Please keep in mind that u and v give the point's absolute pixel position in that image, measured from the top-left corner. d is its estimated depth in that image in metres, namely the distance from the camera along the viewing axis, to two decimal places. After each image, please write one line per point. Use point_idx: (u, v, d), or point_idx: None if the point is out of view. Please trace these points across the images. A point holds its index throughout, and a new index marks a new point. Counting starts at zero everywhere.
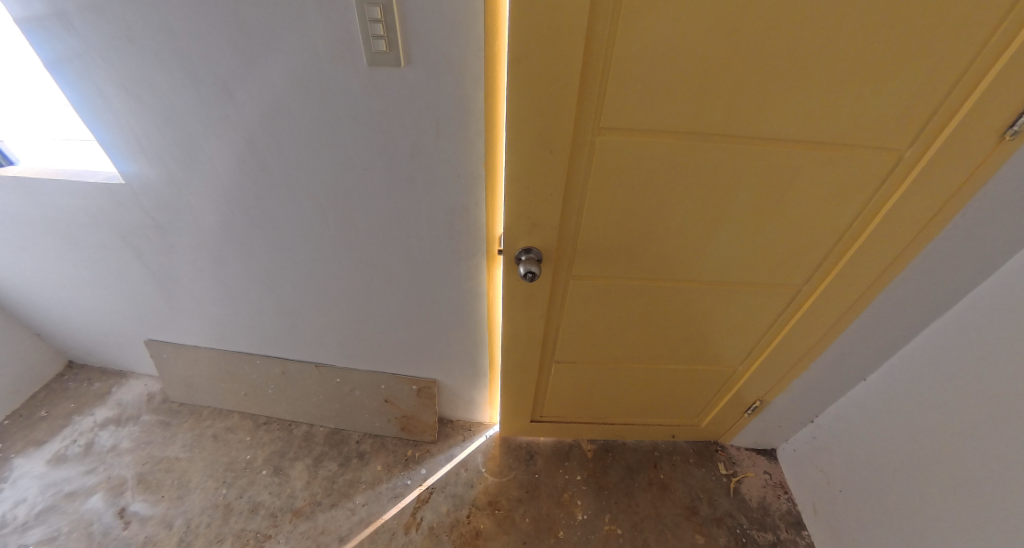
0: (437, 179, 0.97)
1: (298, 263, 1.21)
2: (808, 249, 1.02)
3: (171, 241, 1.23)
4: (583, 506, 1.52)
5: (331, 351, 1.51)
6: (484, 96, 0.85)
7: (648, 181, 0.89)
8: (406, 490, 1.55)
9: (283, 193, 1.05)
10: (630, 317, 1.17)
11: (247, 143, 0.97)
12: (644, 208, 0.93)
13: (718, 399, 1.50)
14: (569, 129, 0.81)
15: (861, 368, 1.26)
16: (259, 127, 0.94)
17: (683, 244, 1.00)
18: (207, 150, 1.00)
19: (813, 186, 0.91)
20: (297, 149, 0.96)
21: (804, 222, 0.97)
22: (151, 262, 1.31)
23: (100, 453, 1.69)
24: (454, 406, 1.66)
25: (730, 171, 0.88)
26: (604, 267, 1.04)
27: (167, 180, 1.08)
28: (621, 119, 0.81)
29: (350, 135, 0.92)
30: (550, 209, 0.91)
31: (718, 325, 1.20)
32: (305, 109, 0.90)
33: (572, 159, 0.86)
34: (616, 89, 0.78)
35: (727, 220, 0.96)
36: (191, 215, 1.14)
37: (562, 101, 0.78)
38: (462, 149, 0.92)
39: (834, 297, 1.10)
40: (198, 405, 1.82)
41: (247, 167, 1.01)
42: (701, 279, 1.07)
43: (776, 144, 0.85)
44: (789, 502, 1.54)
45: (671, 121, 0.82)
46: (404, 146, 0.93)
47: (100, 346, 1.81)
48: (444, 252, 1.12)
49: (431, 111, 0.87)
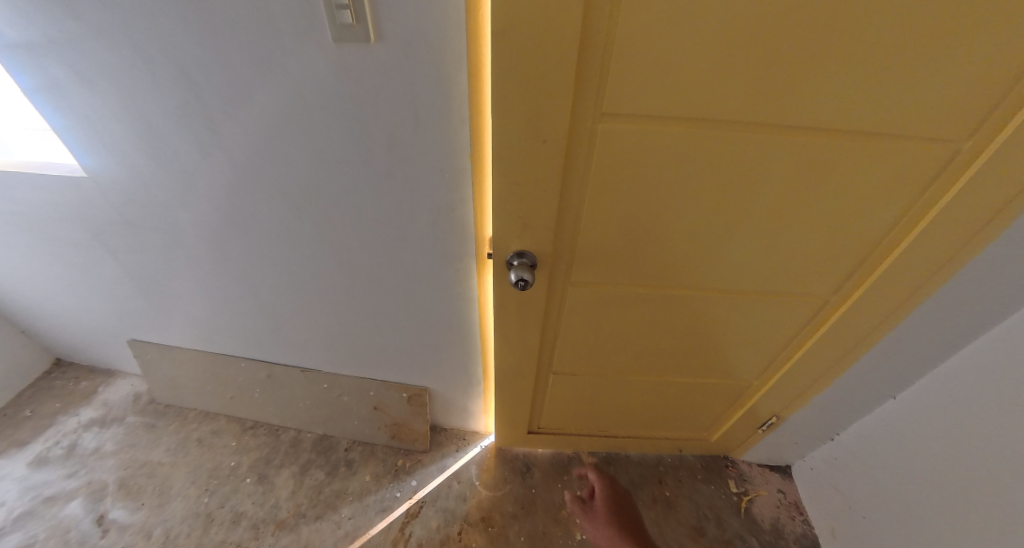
0: (418, 173, 0.88)
1: (278, 263, 1.13)
2: (839, 256, 0.91)
3: (143, 238, 1.16)
4: (582, 524, 1.43)
5: (317, 356, 1.43)
6: (467, 77, 0.75)
7: (660, 176, 0.79)
8: (394, 503, 1.47)
9: (257, 187, 0.96)
10: (635, 326, 1.07)
11: (210, 131, 0.88)
12: (654, 208, 0.83)
13: (730, 413, 1.39)
14: (565, 114, 0.71)
15: (890, 385, 1.15)
16: (219, 110, 0.84)
17: (698, 249, 0.89)
18: (170, 141, 0.91)
19: (846, 185, 0.80)
20: (265, 139, 0.87)
21: (833, 227, 0.86)
22: (126, 260, 1.24)
23: (83, 455, 1.63)
24: (448, 414, 1.58)
25: (754, 165, 0.78)
26: (607, 272, 0.94)
27: (133, 175, 1.00)
28: (627, 104, 0.71)
29: (322, 121, 0.83)
30: (542, 209, 0.81)
31: (735, 336, 1.09)
32: (271, 95, 0.81)
33: (569, 150, 0.76)
34: (620, 69, 0.67)
35: (748, 221, 0.85)
36: (162, 211, 1.07)
37: (556, 81, 0.67)
38: (445, 140, 0.83)
39: (866, 309, 0.99)
40: (184, 407, 1.76)
41: (214, 160, 0.93)
42: (716, 288, 0.97)
43: (810, 136, 0.74)
44: (804, 524, 1.44)
45: (686, 107, 0.71)
46: (381, 136, 0.83)
47: (85, 345, 1.76)
48: (429, 253, 1.03)
49: (409, 97, 0.78)
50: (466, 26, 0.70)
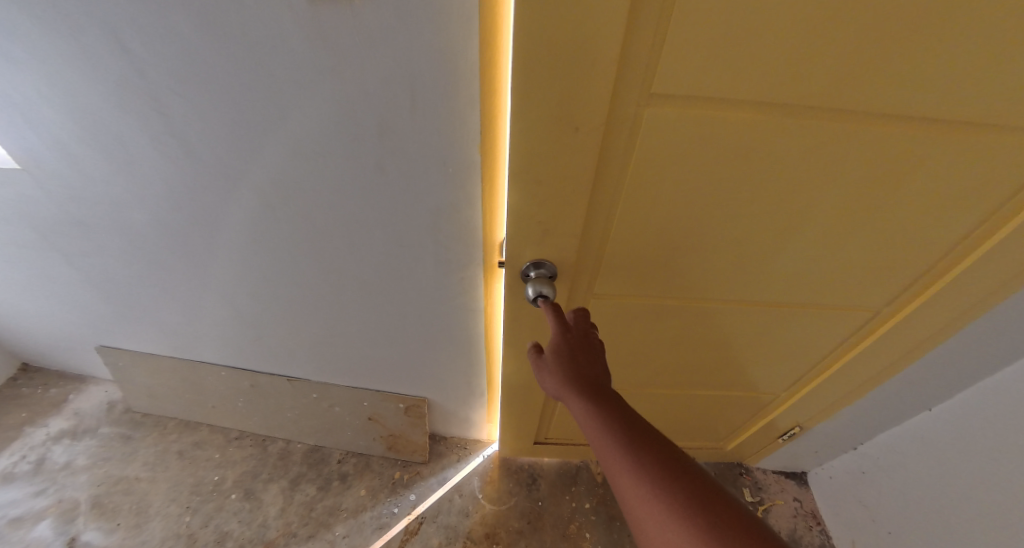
0: (416, 167, 0.76)
1: (256, 266, 1.01)
2: (900, 267, 0.79)
3: (100, 239, 1.02)
4: (593, 540, 1.34)
5: (305, 366, 1.32)
6: (480, 51, 0.62)
7: (711, 176, 0.66)
8: (392, 520, 1.36)
9: (229, 181, 0.83)
10: (661, 338, 0.95)
11: (170, 116, 0.74)
12: (699, 212, 0.70)
13: (751, 424, 1.30)
14: (603, 97, 0.57)
15: (928, 396, 1.06)
16: (179, 91, 0.70)
17: (743, 257, 0.77)
18: (116, 129, 0.77)
19: (927, 188, 0.68)
20: (238, 127, 0.74)
21: (901, 235, 0.74)
22: (82, 263, 1.11)
23: (52, 471, 1.51)
24: (448, 424, 1.47)
25: (824, 163, 0.65)
26: (635, 282, 0.82)
27: (77, 168, 0.86)
28: (681, 85, 0.56)
29: (304, 106, 0.70)
30: (565, 211, 0.69)
31: (770, 349, 0.99)
32: (233, 71, 0.67)
33: (605, 144, 0.62)
34: (678, 43, 0.53)
35: (807, 227, 0.73)
36: (120, 209, 0.93)
37: (594, 57, 0.53)
38: (449, 128, 0.70)
39: (920, 324, 0.89)
40: (163, 417, 1.63)
41: (165, 149, 0.79)
42: (758, 300, 0.86)
43: (899, 128, 0.61)
44: (822, 535, 1.36)
45: (754, 90, 0.57)
46: (370, 123, 0.70)
47: (50, 350, 1.62)
48: (430, 259, 0.92)
49: (403, 75, 0.64)
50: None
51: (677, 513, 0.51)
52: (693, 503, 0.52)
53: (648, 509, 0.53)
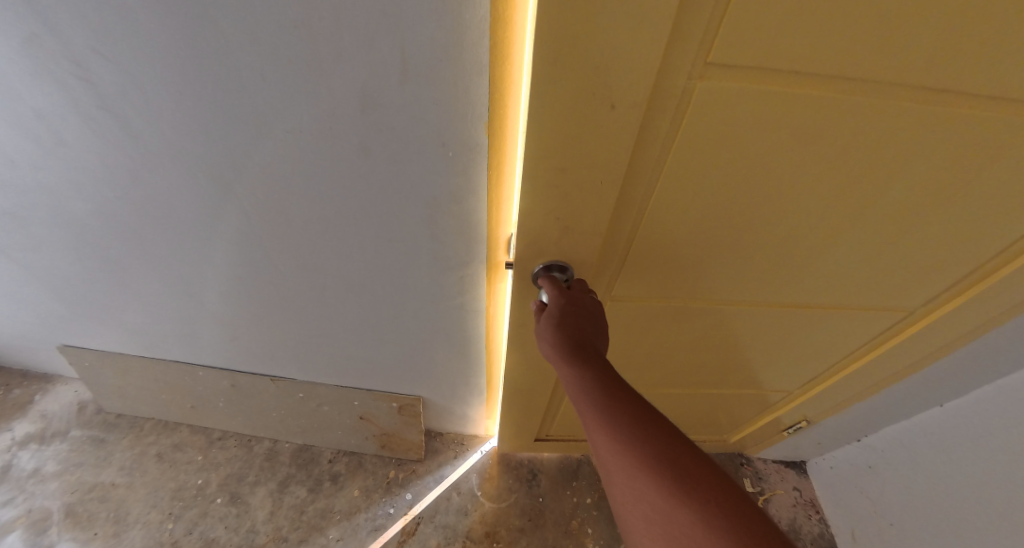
0: (407, 151, 0.67)
1: (230, 260, 0.91)
2: (945, 266, 0.73)
3: (50, 232, 0.91)
4: (594, 535, 1.30)
5: (289, 365, 1.23)
6: (490, 10, 0.52)
7: (764, 163, 0.57)
8: (388, 521, 1.31)
9: (194, 167, 0.73)
10: (681, 339, 0.89)
11: (119, 90, 0.63)
12: (743, 203, 0.62)
13: (759, 419, 1.26)
14: (649, 70, 0.47)
15: (942, 393, 1.03)
16: (122, 57, 0.58)
17: (787, 252, 0.70)
18: (47, 107, 0.66)
19: (1001, 179, 0.60)
20: (197, 101, 0.63)
21: (957, 232, 0.67)
22: (32, 257, 0.99)
23: (19, 478, 1.41)
24: (444, 420, 1.41)
25: (893, 150, 0.57)
26: (662, 281, 0.75)
27: (9, 152, 0.75)
28: (745, 56, 0.47)
29: (273, 77, 0.59)
30: (588, 204, 0.61)
31: (793, 349, 0.93)
32: (180, 35, 0.56)
33: (646, 124, 0.53)
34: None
35: (859, 220, 0.66)
36: (69, 198, 0.82)
37: (644, 16, 0.43)
38: (447, 104, 0.60)
39: (952, 324, 0.84)
40: (139, 417, 1.54)
41: (104, 132, 0.69)
42: (793, 298, 0.79)
43: (990, 109, 0.52)
44: (822, 524, 1.36)
45: (830, 63, 0.48)
46: (352, 99, 0.60)
47: (10, 349, 1.50)
48: (425, 257, 0.84)
49: (389, 40, 0.54)
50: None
51: (645, 467, 0.50)
52: (662, 457, 0.50)
53: (614, 458, 0.52)
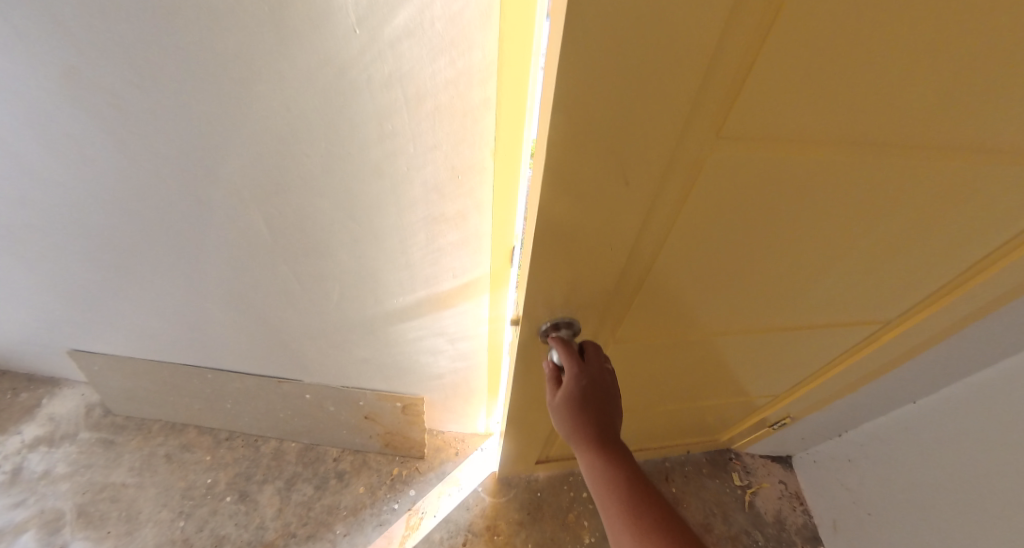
0: (419, 172, 0.75)
1: (248, 265, 0.97)
2: (920, 280, 0.80)
3: (78, 242, 0.96)
4: (590, 528, 1.37)
5: (298, 368, 1.28)
6: (497, 53, 0.59)
7: (763, 209, 0.62)
8: (393, 516, 1.37)
9: (218, 181, 0.79)
10: (682, 360, 0.94)
11: (157, 118, 0.69)
12: (743, 242, 0.67)
13: (747, 419, 1.33)
14: (661, 149, 0.50)
15: (914, 390, 1.10)
16: (159, 90, 0.64)
17: (779, 280, 0.75)
18: (87, 132, 0.72)
19: (967, 211, 0.67)
20: (226, 126, 0.69)
21: (929, 255, 0.74)
22: (57, 265, 1.04)
23: (30, 480, 1.45)
24: (446, 418, 1.48)
25: (876, 193, 0.62)
26: (665, 312, 0.79)
27: (48, 171, 0.80)
28: (747, 131, 0.51)
29: (301, 107, 0.66)
30: (601, 259, 0.64)
31: (784, 361, 1.00)
32: (216, 74, 0.62)
33: (655, 191, 0.56)
34: (759, 86, 0.46)
35: (842, 250, 0.71)
36: (100, 210, 0.88)
37: (659, 102, 0.45)
38: (457, 133, 0.69)
39: (919, 329, 0.91)
40: (146, 419, 1.57)
41: (140, 153, 0.75)
42: (785, 318, 0.85)
43: (960, 158, 0.58)
44: (805, 515, 1.43)
45: (821, 132, 0.52)
46: (370, 128, 0.68)
47: (18, 354, 1.53)
48: (435, 263, 0.93)
49: (407, 79, 0.61)
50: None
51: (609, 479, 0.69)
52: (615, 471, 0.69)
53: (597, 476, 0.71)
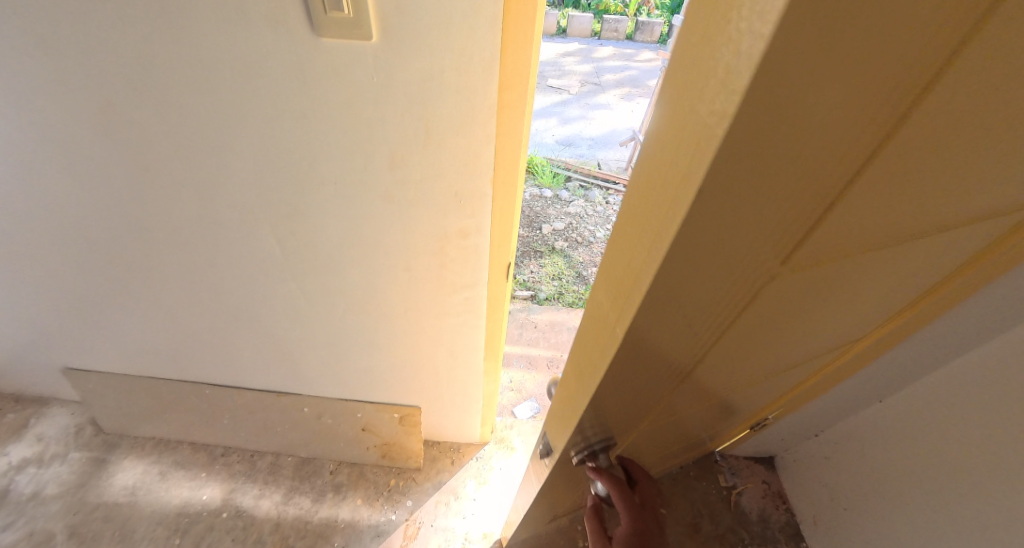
0: (424, 195, 0.83)
1: (257, 281, 1.01)
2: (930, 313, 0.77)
3: (91, 257, 1.01)
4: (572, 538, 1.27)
5: (296, 380, 1.31)
6: (499, 94, 0.70)
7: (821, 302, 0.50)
8: (390, 526, 1.40)
9: (237, 199, 0.85)
10: (702, 416, 0.90)
11: (197, 149, 0.78)
12: (782, 331, 0.56)
13: (738, 435, 1.38)
14: (736, 291, 0.40)
15: None
16: (200, 118, 0.74)
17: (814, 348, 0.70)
18: (129, 152, 0.80)
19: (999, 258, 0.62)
20: (253, 147, 0.77)
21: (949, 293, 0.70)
22: (66, 280, 1.08)
23: (19, 502, 1.43)
24: (442, 428, 1.51)
25: (938, 262, 0.53)
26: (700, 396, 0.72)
27: (83, 193, 0.87)
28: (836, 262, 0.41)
29: (324, 134, 0.75)
30: (650, 385, 0.54)
31: (792, 394, 0.98)
32: (248, 96, 0.70)
33: (721, 323, 0.46)
34: (857, 224, 0.36)
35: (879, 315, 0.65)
36: (120, 227, 0.93)
37: (746, 253, 0.35)
38: (461, 160, 0.78)
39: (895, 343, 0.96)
40: (139, 437, 1.57)
41: (170, 176, 0.83)
42: (804, 368, 0.81)
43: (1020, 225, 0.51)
44: (790, 513, 1.38)
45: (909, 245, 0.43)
46: (383, 155, 0.77)
47: (9, 372, 1.52)
48: (438, 280, 1.00)
49: (418, 109, 0.71)
50: (505, 6, 0.61)
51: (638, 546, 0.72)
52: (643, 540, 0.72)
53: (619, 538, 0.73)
